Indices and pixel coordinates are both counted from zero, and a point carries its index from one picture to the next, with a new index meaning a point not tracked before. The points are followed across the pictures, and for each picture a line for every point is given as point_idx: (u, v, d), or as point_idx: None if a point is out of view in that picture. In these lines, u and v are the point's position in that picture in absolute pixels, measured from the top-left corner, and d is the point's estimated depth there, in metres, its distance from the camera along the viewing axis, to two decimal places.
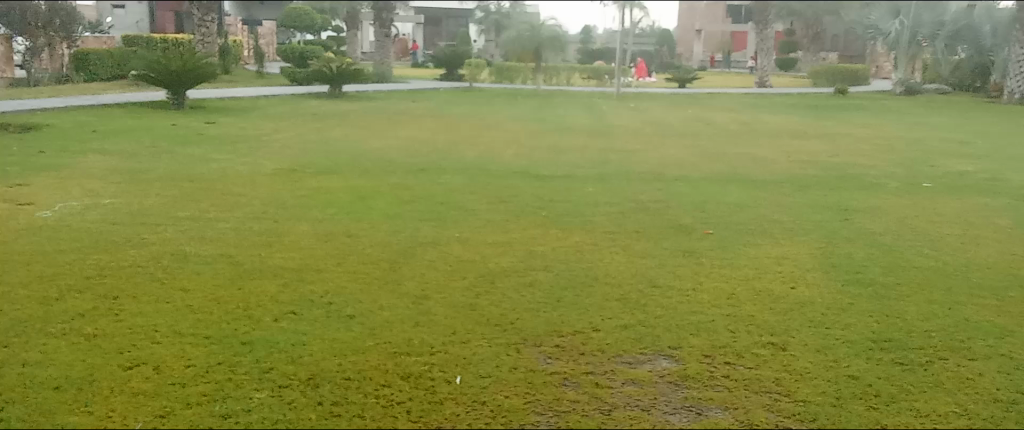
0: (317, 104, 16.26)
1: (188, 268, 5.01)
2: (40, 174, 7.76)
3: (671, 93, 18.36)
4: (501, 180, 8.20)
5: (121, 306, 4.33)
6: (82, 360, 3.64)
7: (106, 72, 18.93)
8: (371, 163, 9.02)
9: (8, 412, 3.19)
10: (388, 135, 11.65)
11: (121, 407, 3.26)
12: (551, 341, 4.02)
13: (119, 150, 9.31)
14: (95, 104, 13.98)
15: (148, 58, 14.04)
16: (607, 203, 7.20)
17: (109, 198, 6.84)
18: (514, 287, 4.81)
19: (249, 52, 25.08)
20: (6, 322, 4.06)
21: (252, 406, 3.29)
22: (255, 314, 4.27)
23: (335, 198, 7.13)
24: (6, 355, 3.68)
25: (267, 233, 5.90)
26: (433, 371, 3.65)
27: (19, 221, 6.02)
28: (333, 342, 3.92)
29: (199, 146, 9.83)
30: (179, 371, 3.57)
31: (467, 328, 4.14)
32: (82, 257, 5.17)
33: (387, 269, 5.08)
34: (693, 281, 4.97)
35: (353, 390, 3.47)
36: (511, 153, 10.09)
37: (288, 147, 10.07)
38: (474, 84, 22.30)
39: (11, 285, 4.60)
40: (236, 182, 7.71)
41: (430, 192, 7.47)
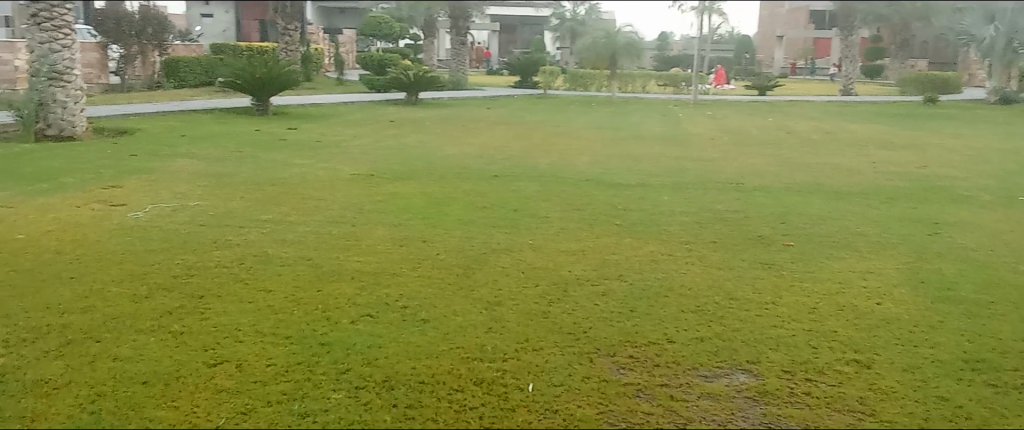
0: (394, 111, 16.55)
1: (270, 270, 5.16)
2: (133, 177, 8.13)
3: (749, 101, 17.98)
4: (575, 187, 8.18)
5: (206, 305, 4.48)
6: (170, 357, 3.79)
7: (196, 79, 19.23)
8: (446, 170, 9.13)
9: (99, 404, 3.33)
10: (463, 142, 11.77)
11: (205, 403, 3.37)
12: (625, 351, 3.97)
13: (207, 154, 9.66)
14: (184, 110, 14.57)
15: (235, 66, 14.50)
16: (683, 212, 7.09)
17: (196, 201, 7.10)
18: (587, 295, 4.78)
19: (330, 60, 25.74)
20: (99, 318, 4.25)
21: (329, 406, 3.35)
22: (333, 316, 4.36)
23: (411, 203, 7.24)
24: (99, 350, 3.85)
25: (345, 237, 6.02)
26: (506, 377, 3.66)
27: (113, 221, 6.30)
28: (407, 346, 3.97)
29: (281, 152, 10.13)
30: (261, 370, 3.67)
31: (540, 335, 4.13)
32: (170, 257, 5.39)
33: (460, 275, 5.12)
34: (772, 295, 4.84)
35: (427, 394, 3.50)
36: (585, 161, 10.04)
37: (366, 153, 10.28)
38: (548, 92, 22.34)
39: (105, 282, 4.82)
40: (316, 187, 7.90)
41: (504, 199, 7.50)
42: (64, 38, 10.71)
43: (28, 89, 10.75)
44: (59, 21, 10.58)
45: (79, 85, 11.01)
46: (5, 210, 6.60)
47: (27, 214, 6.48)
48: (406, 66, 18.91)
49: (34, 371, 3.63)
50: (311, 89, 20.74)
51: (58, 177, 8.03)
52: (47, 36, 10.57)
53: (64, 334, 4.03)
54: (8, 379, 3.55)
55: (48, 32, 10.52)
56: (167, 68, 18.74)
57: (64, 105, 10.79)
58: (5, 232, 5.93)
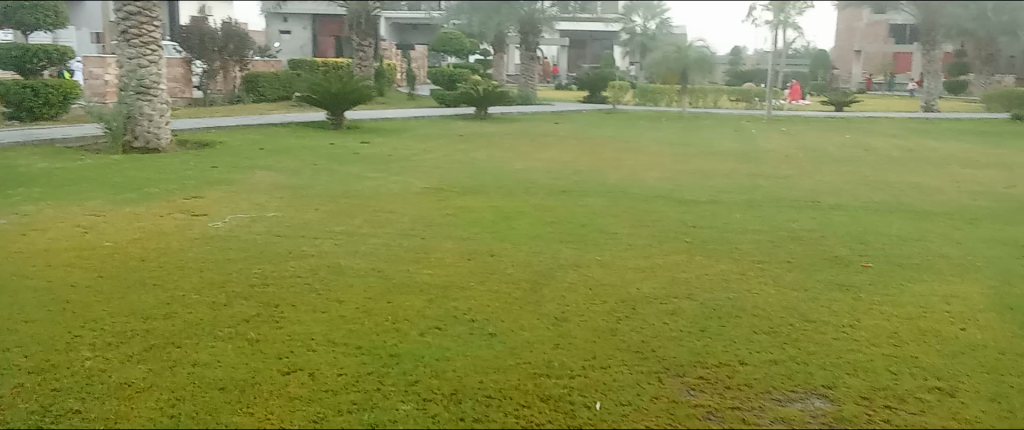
0: (464, 125, 16.72)
1: (342, 280, 5.27)
2: (214, 188, 8.42)
3: (825, 116, 17.48)
4: (645, 203, 8.11)
5: (280, 314, 4.60)
6: (246, 364, 3.90)
7: (274, 94, 19.83)
8: (514, 184, 9.17)
9: (179, 409, 3.44)
10: (532, 157, 11.79)
11: (279, 410, 3.45)
12: (695, 372, 3.90)
13: (283, 167, 9.94)
14: (262, 123, 15.02)
15: (312, 81, 14.87)
16: (757, 230, 6.96)
17: (273, 212, 7.31)
18: (656, 313, 4.72)
19: (402, 75, 26.19)
20: (180, 325, 4.40)
21: (398, 417, 3.40)
22: (403, 327, 4.42)
23: (480, 217, 7.29)
24: (179, 355, 3.99)
25: (415, 249, 6.11)
26: (573, 394, 3.64)
27: (195, 231, 6.54)
28: (475, 359, 3.99)
29: (355, 165, 10.34)
30: (332, 379, 3.74)
31: (608, 353, 4.10)
32: (248, 266, 5.56)
33: (528, 290, 5.12)
34: (850, 318, 4.69)
35: (494, 408, 3.51)
36: (655, 177, 9.94)
37: (437, 167, 10.40)
38: (617, 106, 22.20)
39: (186, 290, 5.00)
40: (388, 200, 8.04)
41: (573, 214, 7.49)
42: (151, 54, 11.09)
43: (118, 102, 11.29)
44: (148, 37, 10.96)
45: (165, 100, 11.49)
46: (96, 218, 6.91)
47: (115, 222, 6.77)
48: (476, 81, 18.99)
49: (118, 374, 3.77)
50: (384, 104, 21.12)
51: (144, 187, 8.37)
52: (136, 51, 10.96)
53: (148, 339, 4.19)
54: (95, 380, 3.70)
55: (137, 48, 10.91)
56: (247, 83, 19.43)
57: (150, 118, 11.28)
58: (96, 239, 6.21)
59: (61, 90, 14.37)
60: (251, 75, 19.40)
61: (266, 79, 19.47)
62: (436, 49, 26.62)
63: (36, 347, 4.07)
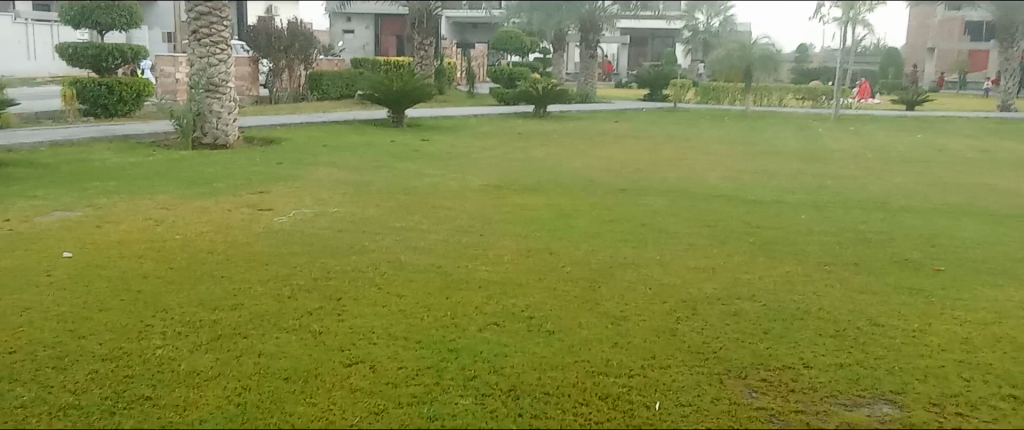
0: (523, 123, 16.74)
1: (403, 276, 5.33)
2: (279, 183, 8.62)
3: (895, 116, 16.95)
4: (706, 203, 7.99)
5: (342, 307, 4.68)
6: (310, 355, 3.98)
7: (337, 92, 20.19)
8: (574, 182, 9.13)
9: (245, 397, 3.53)
10: (591, 155, 11.72)
11: (341, 401, 3.51)
12: (757, 374, 3.83)
13: (345, 163, 10.10)
14: (326, 121, 15.31)
15: (374, 80, 15.11)
16: (823, 232, 6.79)
17: (336, 207, 7.45)
18: (718, 314, 4.65)
19: (462, 73, 26.39)
20: (247, 316, 4.52)
21: (456, 411, 3.42)
22: (461, 322, 4.46)
23: (538, 215, 7.29)
24: (246, 345, 4.10)
25: (474, 246, 6.14)
26: (632, 393, 3.61)
27: (260, 225, 6.70)
28: (534, 357, 3.99)
29: (415, 162, 10.46)
30: (392, 372, 3.79)
31: (668, 353, 4.06)
32: (311, 260, 5.67)
33: (586, 289, 5.09)
34: (920, 322, 4.53)
35: (552, 405, 3.50)
36: (717, 176, 9.78)
37: (496, 164, 10.44)
38: (678, 105, 21.93)
39: (252, 282, 5.13)
40: (447, 197, 8.10)
41: (632, 213, 7.43)
42: (220, 53, 11.43)
43: (188, 99, 11.63)
44: (217, 36, 11.31)
45: (233, 97, 11.74)
46: (167, 211, 7.13)
47: (185, 216, 6.97)
48: (536, 79, 19.01)
49: (188, 362, 3.89)
50: (444, 102, 21.32)
51: (213, 182, 8.62)
52: (206, 50, 11.32)
53: (215, 329, 4.31)
54: (165, 368, 3.82)
55: (207, 47, 11.28)
56: (311, 81, 19.81)
57: (219, 115, 11.55)
58: (166, 231, 6.43)
59: (135, 87, 14.84)
60: (315, 73, 19.86)
61: (329, 77, 19.87)
62: (497, 47, 26.80)
63: (111, 334, 4.23)
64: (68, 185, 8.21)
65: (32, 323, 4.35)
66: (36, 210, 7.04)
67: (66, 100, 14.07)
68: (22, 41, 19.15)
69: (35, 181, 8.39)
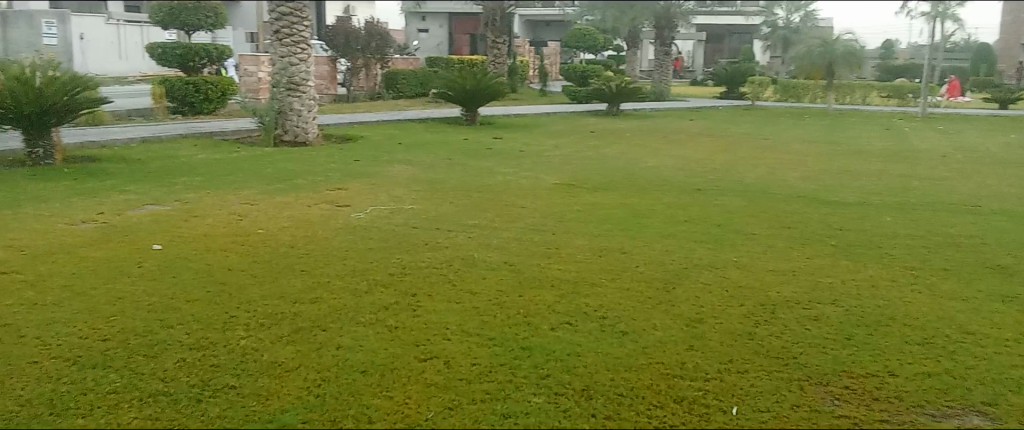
0: (596, 121, 16.64)
1: (476, 273, 5.37)
2: (355, 180, 8.80)
3: (987, 116, 16.16)
4: (786, 204, 7.80)
5: (417, 303, 4.75)
6: (386, 349, 4.05)
7: (412, 90, 20.48)
8: (647, 182, 9.03)
9: (323, 389, 3.62)
10: (665, 153, 11.58)
11: (416, 395, 3.57)
12: (840, 381, 3.72)
13: (420, 161, 10.25)
14: (401, 119, 15.54)
15: (448, 78, 15.24)
16: (909, 235, 6.55)
17: (410, 204, 7.56)
18: (797, 318, 4.53)
19: (534, 71, 26.39)
20: (325, 309, 4.63)
21: (529, 409, 3.43)
22: (534, 321, 4.46)
23: (611, 214, 7.25)
24: (325, 338, 4.20)
25: (547, 244, 6.14)
26: (707, 397, 3.56)
27: (338, 221, 6.86)
28: (607, 357, 3.97)
29: (488, 160, 10.51)
30: (466, 368, 3.83)
31: (745, 357, 3.98)
32: (387, 255, 5.78)
33: (660, 289, 5.03)
34: (1013, 331, 4.33)
35: (625, 406, 3.48)
36: (797, 176, 9.52)
37: (569, 163, 10.42)
38: (755, 102, 21.46)
39: (331, 276, 5.26)
40: (519, 195, 8.12)
41: (708, 213, 7.32)
42: (301, 53, 11.71)
43: (270, 98, 11.93)
44: (298, 36, 11.60)
45: (313, 96, 12.04)
46: (250, 207, 7.37)
47: (267, 211, 7.19)
48: (608, 77, 18.85)
49: (269, 353, 4.01)
50: (516, 100, 21.38)
51: (293, 178, 8.85)
52: (287, 50, 11.62)
53: (296, 321, 4.44)
54: (248, 359, 3.95)
55: (288, 47, 11.57)
56: (387, 80, 20.16)
57: (300, 114, 11.88)
58: (249, 226, 6.64)
59: (219, 86, 15.39)
60: (391, 72, 20.18)
61: (405, 76, 20.19)
62: (570, 45, 26.71)
63: (197, 324, 4.39)
64: (157, 180, 8.56)
65: (124, 312, 4.55)
66: (128, 204, 7.36)
67: (157, 98, 14.65)
68: (115, 41, 20.01)
69: (127, 176, 8.78)
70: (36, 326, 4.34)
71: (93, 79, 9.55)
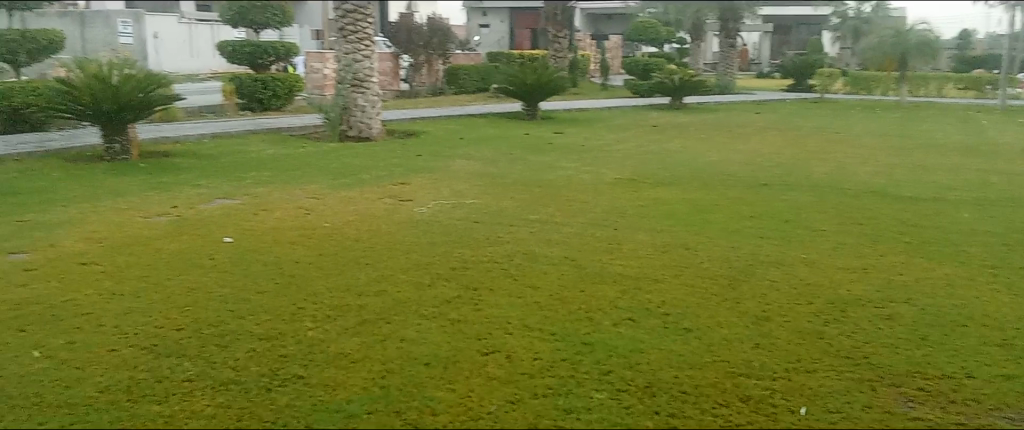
0: (658, 115, 16.43)
1: (537, 268, 5.37)
2: (418, 175, 8.90)
3: None
4: (857, 199, 7.59)
5: (479, 297, 4.78)
6: (448, 342, 4.09)
7: (473, 86, 20.50)
8: (712, 177, 8.89)
9: (388, 380, 3.67)
10: (730, 148, 11.37)
11: (479, 388, 3.59)
12: (914, 382, 3.61)
13: (481, 156, 10.30)
14: (463, 114, 15.63)
15: (510, 73, 15.25)
16: (987, 232, 6.29)
17: (471, 199, 7.60)
18: (869, 318, 4.41)
19: (595, 65, 26.26)
20: (389, 302, 4.70)
21: (592, 405, 3.42)
22: (596, 316, 4.44)
23: (675, 209, 7.16)
24: (389, 330, 4.26)
25: (608, 240, 6.10)
26: (775, 397, 3.49)
27: (401, 215, 6.94)
28: (671, 354, 3.93)
29: (549, 154, 10.50)
30: (528, 363, 3.83)
31: (814, 356, 3.88)
32: (449, 250, 5.82)
33: (725, 286, 4.95)
34: None
35: (690, 404, 3.44)
36: (868, 171, 9.24)
37: (630, 157, 10.32)
38: (825, 95, 20.90)
39: (394, 269, 5.33)
40: (581, 190, 8.09)
41: (775, 209, 7.17)
42: (365, 49, 11.87)
43: (336, 94, 12.20)
44: (362, 33, 11.78)
45: (377, 92, 12.20)
46: (316, 201, 7.52)
47: (333, 205, 7.32)
48: (671, 70, 18.60)
49: (335, 345, 4.09)
50: (576, 94, 21.30)
51: (358, 173, 9.00)
52: (352, 47, 11.81)
53: (361, 314, 4.51)
54: (316, 349, 4.03)
55: (352, 44, 11.76)
56: (449, 76, 20.31)
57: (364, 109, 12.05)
58: (316, 219, 6.78)
59: (287, 83, 15.74)
60: (453, 68, 20.36)
61: (466, 71, 20.26)
62: (632, 39, 26.47)
63: (266, 315, 4.50)
64: (228, 174, 8.82)
65: (197, 303, 4.70)
66: (200, 198, 7.59)
67: (227, 95, 15.09)
68: (187, 41, 20.62)
69: (198, 170, 9.04)
70: (114, 315, 4.52)
71: (166, 77, 9.89)
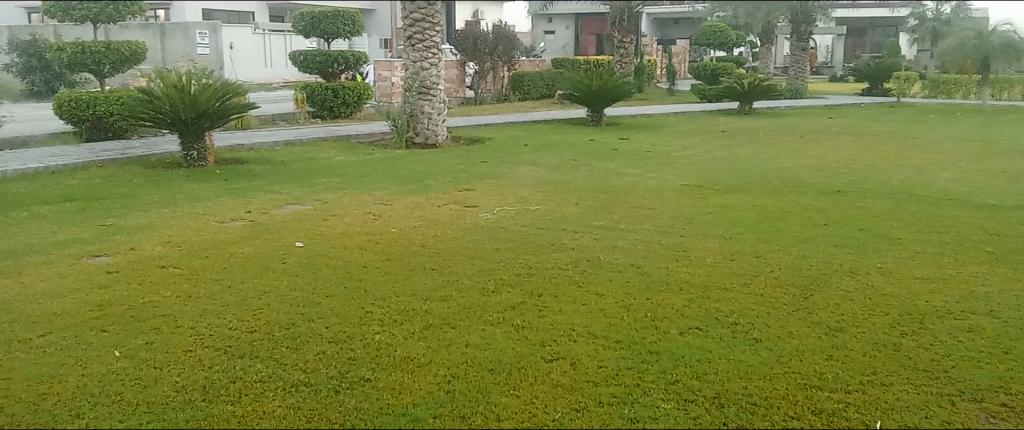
0: (727, 120, 16.15)
1: (602, 274, 5.35)
2: (483, 181, 8.96)
3: None
4: (935, 207, 7.32)
5: (543, 303, 4.78)
6: (513, 348, 4.10)
7: (538, 92, 20.57)
8: (782, 183, 8.70)
9: (453, 385, 3.70)
10: (802, 154, 11.10)
11: (544, 395, 3.58)
12: (997, 398, 3.47)
13: (546, 162, 10.29)
14: (529, 120, 15.66)
15: (574, 79, 15.21)
16: None
17: (536, 205, 7.60)
18: (949, 330, 4.24)
19: (662, 71, 26.01)
20: (455, 307, 4.74)
21: (658, 415, 3.37)
22: (662, 325, 4.38)
23: (744, 216, 7.03)
24: (454, 335, 4.29)
25: (675, 247, 6.03)
26: (849, 410, 3.38)
27: (467, 221, 6.99)
28: (739, 364, 3.85)
29: (614, 161, 10.43)
30: (593, 371, 3.81)
31: (890, 369, 3.75)
32: (514, 256, 5.83)
33: (797, 296, 4.83)
34: None
35: (760, 416, 3.36)
36: (947, 178, 8.89)
37: (698, 164, 10.18)
38: (902, 99, 20.26)
39: (460, 275, 5.37)
40: (646, 196, 8.01)
41: (849, 216, 6.96)
42: (432, 57, 12.04)
43: (403, 102, 12.39)
44: (429, 41, 11.94)
45: (443, 99, 12.34)
46: (384, 206, 7.64)
47: (399, 211, 7.42)
48: (740, 74, 18.27)
49: (402, 349, 4.14)
50: (642, 100, 21.14)
51: (424, 179, 9.12)
52: (419, 55, 11.99)
53: (426, 318, 4.56)
54: (383, 353, 4.09)
55: (420, 52, 11.94)
56: (513, 82, 20.38)
57: (430, 116, 12.19)
58: (383, 225, 6.89)
59: (356, 91, 16.04)
60: (517, 75, 20.49)
61: (531, 78, 20.35)
62: (699, 44, 26.18)
63: (335, 319, 4.59)
64: (299, 181, 9.03)
65: (269, 306, 4.83)
66: (273, 204, 7.80)
67: (299, 103, 15.47)
68: None
69: (270, 177, 9.30)
70: (190, 317, 4.68)
71: (242, 86, 10.22)
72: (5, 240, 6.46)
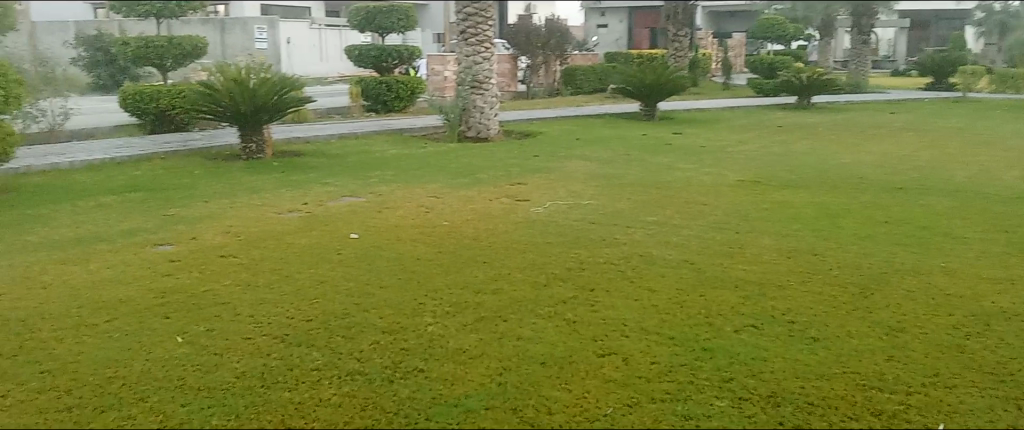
0: (784, 115, 15.84)
1: (655, 270, 5.30)
2: (535, 175, 8.96)
3: None
4: (1003, 205, 7.08)
5: (595, 298, 4.76)
6: (564, 342, 4.10)
7: (591, 86, 20.53)
8: (840, 179, 8.53)
9: (505, 377, 3.71)
10: (862, 149, 10.83)
11: (595, 390, 3.58)
12: None
13: (598, 157, 10.24)
14: (581, 114, 15.59)
15: (627, 73, 15.08)
16: None
17: (588, 200, 7.58)
18: (1017, 332, 4.10)
19: (717, 64, 25.57)
20: (506, 300, 4.75)
21: (711, 412, 3.34)
22: (717, 322, 4.33)
23: (801, 213, 6.89)
24: (506, 328, 4.31)
25: (730, 243, 5.94)
26: (910, 412, 3.30)
27: (518, 215, 7.00)
28: (796, 363, 3.78)
29: (667, 155, 10.33)
30: (645, 366, 3.79)
31: (953, 371, 3.65)
32: (566, 250, 5.82)
33: (856, 295, 4.72)
34: None
35: (817, 416, 3.30)
36: (1015, 176, 8.59)
37: (753, 159, 10.02)
38: None
39: (511, 268, 5.39)
40: (700, 192, 7.91)
41: (911, 214, 6.77)
42: (485, 52, 12.06)
43: (456, 96, 12.44)
44: (482, 36, 11.94)
45: (495, 93, 12.36)
46: (436, 199, 7.70)
47: (452, 204, 7.47)
48: (798, 68, 17.89)
49: (454, 340, 4.17)
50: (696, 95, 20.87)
51: (477, 173, 9.16)
52: (472, 49, 12.01)
53: (479, 311, 4.59)
54: (435, 344, 4.13)
55: (473, 46, 11.95)
56: (566, 77, 20.43)
57: (482, 111, 12.22)
58: (436, 217, 6.95)
59: (409, 85, 16.17)
60: (569, 69, 20.49)
61: (583, 71, 20.25)
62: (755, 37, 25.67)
63: (389, 309, 4.65)
64: (354, 173, 9.17)
65: (324, 296, 4.91)
66: (328, 196, 7.92)
67: (354, 97, 15.67)
68: (317, 46, 21.32)
69: (327, 169, 9.47)
70: (249, 305, 4.78)
71: (298, 80, 10.39)
72: (74, 228, 6.71)
